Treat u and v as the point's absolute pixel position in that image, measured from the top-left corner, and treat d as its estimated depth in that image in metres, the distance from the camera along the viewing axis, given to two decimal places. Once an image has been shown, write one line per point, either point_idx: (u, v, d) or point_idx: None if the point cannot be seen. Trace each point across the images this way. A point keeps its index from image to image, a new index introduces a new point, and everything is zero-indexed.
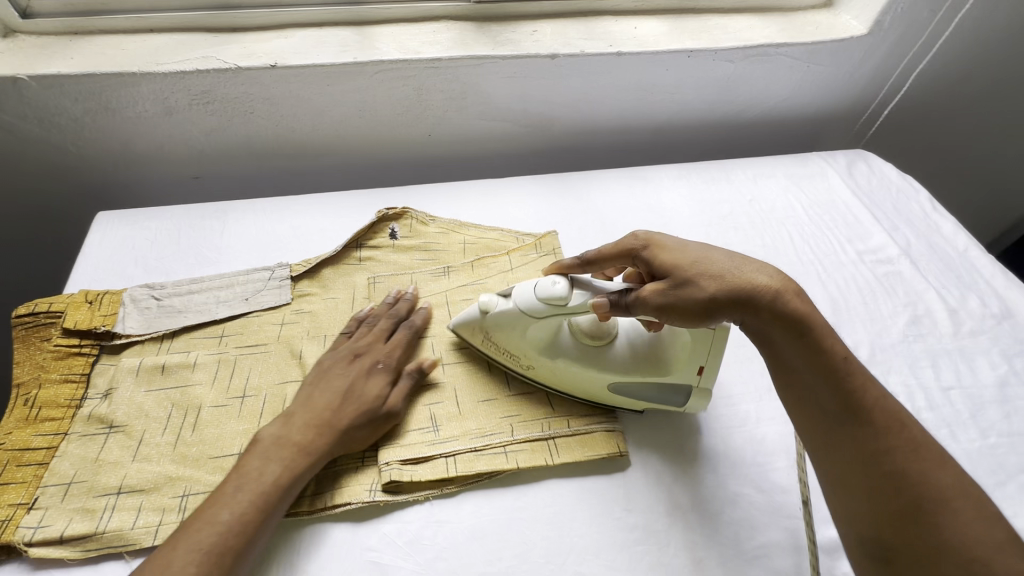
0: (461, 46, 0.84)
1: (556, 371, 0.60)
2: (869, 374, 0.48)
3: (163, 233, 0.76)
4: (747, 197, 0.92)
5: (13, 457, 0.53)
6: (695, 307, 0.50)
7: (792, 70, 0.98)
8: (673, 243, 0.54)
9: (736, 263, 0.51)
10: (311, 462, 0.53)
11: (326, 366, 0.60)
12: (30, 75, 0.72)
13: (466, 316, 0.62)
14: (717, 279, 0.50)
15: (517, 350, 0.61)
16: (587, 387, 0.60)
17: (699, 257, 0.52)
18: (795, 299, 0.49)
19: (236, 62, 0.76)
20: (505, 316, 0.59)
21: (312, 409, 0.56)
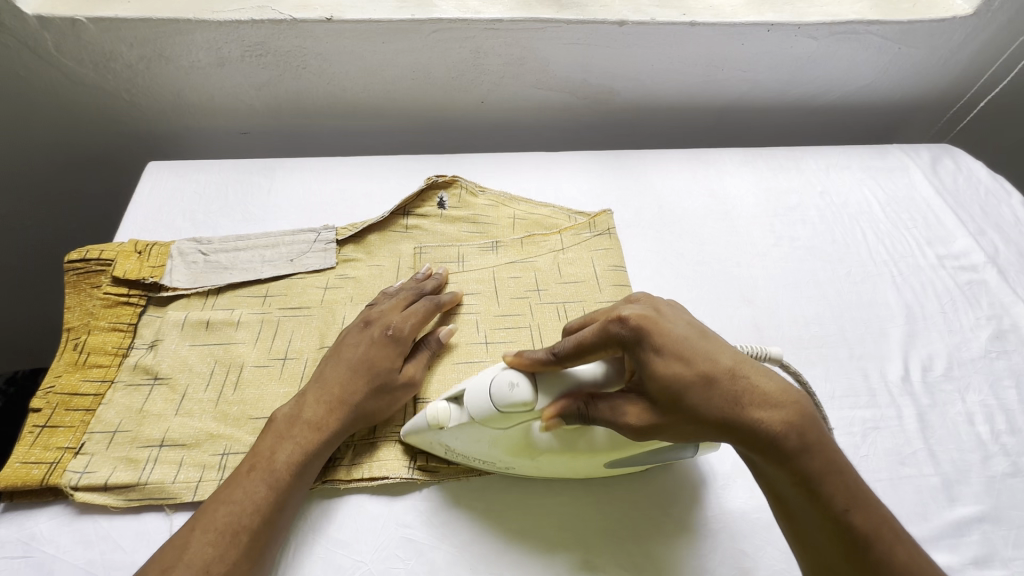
0: (524, 7, 0.79)
1: (541, 464, 0.51)
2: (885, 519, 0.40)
3: (212, 186, 0.75)
4: (818, 189, 0.86)
5: (62, 400, 0.53)
6: (682, 437, 0.43)
7: (881, 52, 0.90)
8: (669, 345, 0.42)
9: (739, 390, 0.41)
10: (324, 439, 0.51)
11: (339, 340, 0.58)
12: (88, 17, 0.71)
13: (418, 429, 0.52)
14: (714, 415, 0.41)
15: (485, 457, 0.51)
16: (580, 469, 0.51)
17: (694, 379, 0.41)
18: (805, 448, 0.40)
19: (292, 14, 0.73)
20: (463, 431, 0.50)
21: (323, 386, 0.54)
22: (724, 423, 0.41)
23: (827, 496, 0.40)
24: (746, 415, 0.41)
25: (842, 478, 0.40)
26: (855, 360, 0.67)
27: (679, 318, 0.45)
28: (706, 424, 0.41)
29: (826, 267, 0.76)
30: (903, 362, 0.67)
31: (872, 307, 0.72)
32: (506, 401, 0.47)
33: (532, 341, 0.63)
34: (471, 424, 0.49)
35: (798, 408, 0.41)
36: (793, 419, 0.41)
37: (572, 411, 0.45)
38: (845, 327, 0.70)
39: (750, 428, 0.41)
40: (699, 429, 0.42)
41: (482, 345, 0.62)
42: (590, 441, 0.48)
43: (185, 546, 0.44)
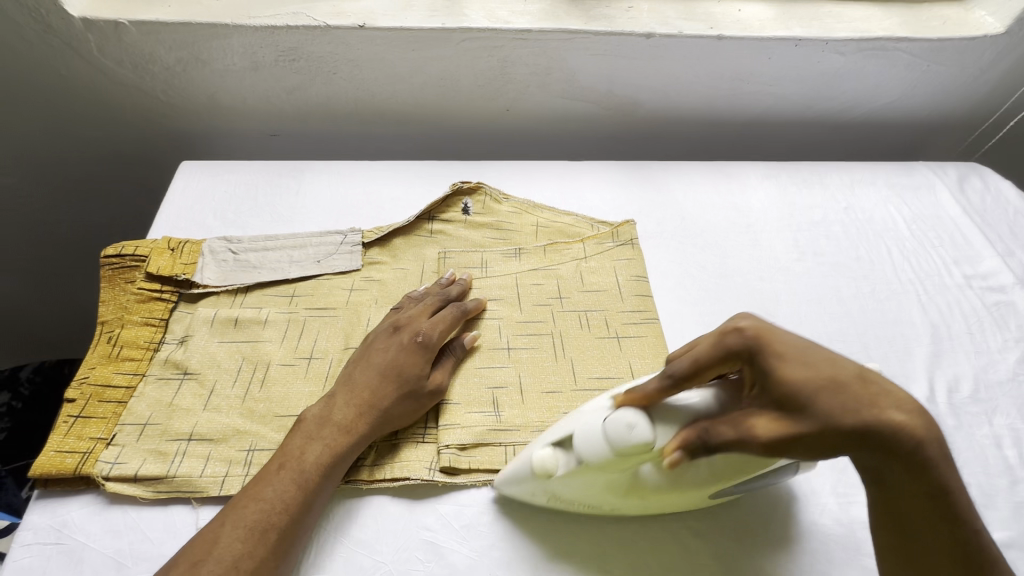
0: (552, 18, 0.80)
1: (648, 502, 0.49)
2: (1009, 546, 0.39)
3: (242, 187, 0.77)
4: (842, 205, 0.85)
5: (95, 392, 0.55)
6: (817, 452, 0.40)
7: (909, 69, 0.89)
8: (795, 348, 0.41)
9: (879, 397, 0.39)
10: (352, 442, 0.52)
11: (369, 343, 0.59)
12: (131, 20, 0.73)
13: (516, 473, 0.51)
14: (856, 424, 0.38)
15: (597, 501, 0.49)
16: (685, 501, 0.50)
17: (829, 385, 0.39)
18: (945, 465, 0.39)
19: (326, 20, 0.75)
20: (572, 478, 0.48)
21: (354, 390, 0.55)
22: (863, 432, 0.38)
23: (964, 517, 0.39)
24: (886, 421, 0.38)
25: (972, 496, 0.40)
26: None
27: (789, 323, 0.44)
28: (847, 434, 0.39)
29: (849, 284, 0.75)
30: (928, 382, 0.66)
31: (897, 325, 0.71)
32: (619, 443, 0.43)
33: (554, 349, 0.63)
34: (583, 470, 0.46)
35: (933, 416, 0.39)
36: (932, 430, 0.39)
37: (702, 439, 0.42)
38: (869, 345, 0.69)
39: (893, 436, 0.38)
40: (837, 438, 0.39)
41: (505, 351, 0.62)
42: (706, 475, 0.46)
43: (216, 540, 0.45)
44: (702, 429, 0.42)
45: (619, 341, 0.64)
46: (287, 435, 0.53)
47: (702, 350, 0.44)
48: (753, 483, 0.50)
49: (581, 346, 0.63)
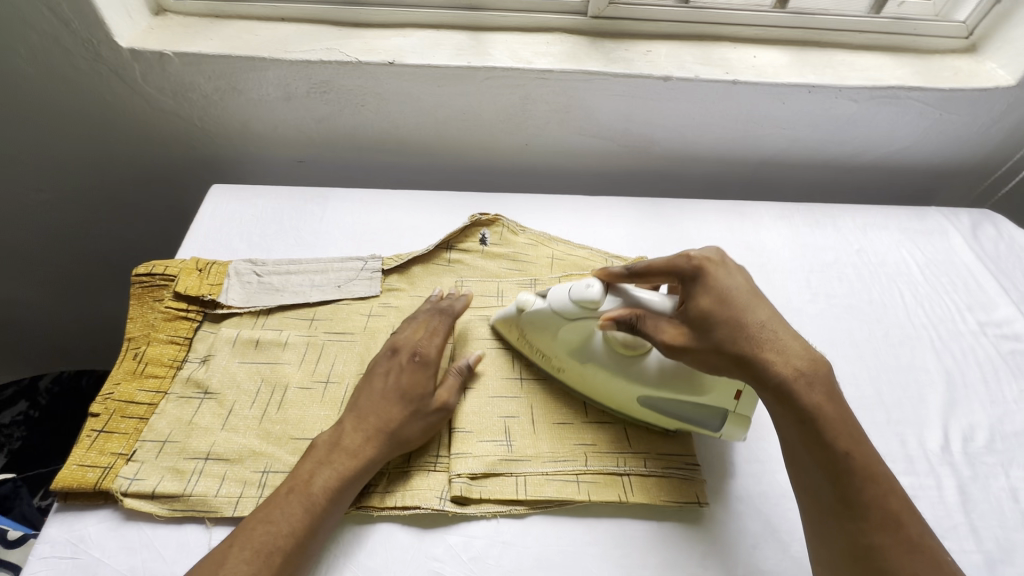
0: (573, 59, 0.83)
1: (586, 376, 0.60)
2: (871, 469, 0.46)
3: (268, 211, 0.79)
4: (855, 247, 0.86)
5: (118, 407, 0.56)
6: (703, 362, 0.52)
7: (921, 116, 0.91)
8: (716, 288, 0.54)
9: (760, 332, 0.51)
10: (359, 465, 0.52)
11: (372, 368, 0.59)
12: (175, 52, 0.77)
13: (505, 313, 0.65)
14: (735, 347, 0.51)
15: (549, 351, 0.61)
16: (616, 396, 0.59)
17: (725, 316, 0.52)
18: (809, 386, 0.49)
19: (358, 56, 0.79)
20: (542, 319, 0.61)
21: (361, 414, 0.55)
22: (741, 353, 0.51)
23: (823, 429, 0.47)
24: (763, 354, 0.50)
25: (839, 416, 0.48)
26: (892, 424, 0.66)
27: (737, 275, 0.55)
28: (727, 353, 0.51)
29: (862, 327, 0.76)
30: (942, 430, 0.65)
31: (911, 370, 0.71)
32: (581, 298, 0.57)
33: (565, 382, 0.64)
34: (549, 313, 0.60)
35: (815, 365, 0.50)
36: (807, 364, 0.50)
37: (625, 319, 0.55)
38: (883, 390, 0.69)
39: (765, 364, 0.50)
40: (724, 353, 0.51)
41: (517, 381, 0.64)
42: (640, 369, 0.57)
43: (225, 558, 0.45)
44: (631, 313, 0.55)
45: None
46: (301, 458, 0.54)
47: (656, 259, 0.58)
48: (678, 411, 0.58)
49: None
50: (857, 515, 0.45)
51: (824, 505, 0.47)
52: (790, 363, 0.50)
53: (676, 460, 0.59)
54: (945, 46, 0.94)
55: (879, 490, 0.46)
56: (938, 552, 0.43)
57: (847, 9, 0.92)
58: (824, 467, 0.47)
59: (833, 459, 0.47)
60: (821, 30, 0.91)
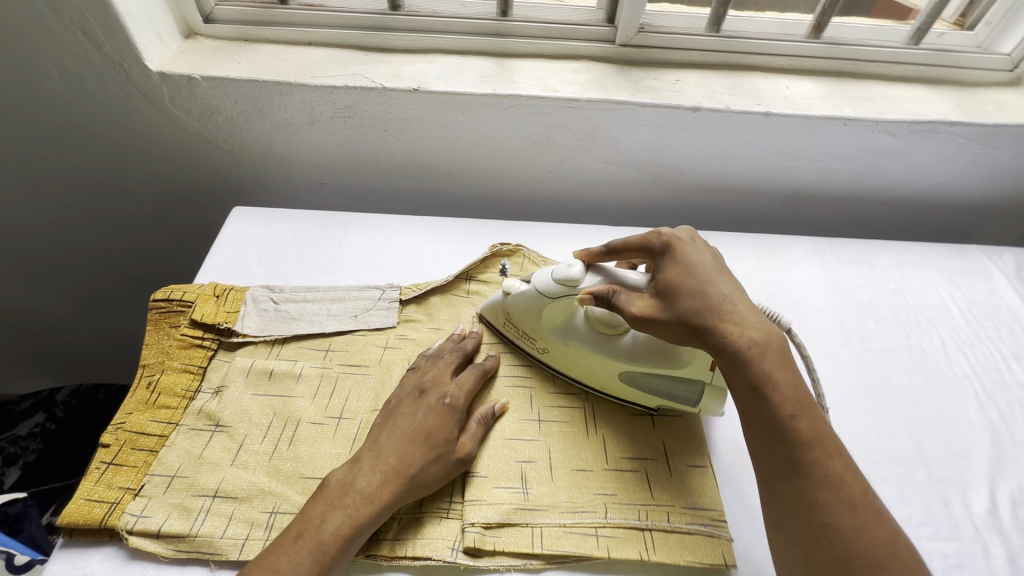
0: (600, 88, 0.82)
1: (567, 353, 0.63)
2: (819, 433, 0.49)
3: (288, 236, 0.79)
4: (890, 287, 0.82)
5: (129, 438, 0.55)
6: (668, 331, 0.54)
7: (962, 152, 0.87)
8: (681, 262, 0.56)
9: (721, 304, 0.53)
10: (374, 512, 0.50)
11: (393, 405, 0.58)
12: (203, 75, 0.77)
13: (491, 300, 0.68)
14: (698, 317, 0.52)
15: (535, 332, 0.65)
16: (596, 372, 0.62)
17: (689, 287, 0.54)
18: (763, 355, 0.50)
19: (383, 82, 0.78)
20: (525, 301, 0.64)
21: (380, 456, 0.53)
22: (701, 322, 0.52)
23: (776, 396, 0.49)
24: (721, 324, 0.52)
25: (789, 384, 0.50)
26: (933, 483, 0.62)
27: (704, 251, 0.57)
28: (690, 323, 0.52)
29: (900, 374, 0.72)
30: (990, 492, 0.61)
31: (953, 424, 0.67)
32: (564, 277, 0.59)
33: (585, 425, 0.62)
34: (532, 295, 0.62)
35: (771, 335, 0.52)
36: (764, 334, 0.52)
37: (600, 293, 0.56)
38: (923, 444, 0.65)
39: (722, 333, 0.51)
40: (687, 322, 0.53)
41: (535, 423, 0.61)
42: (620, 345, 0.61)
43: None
44: (607, 288, 0.56)
45: (652, 418, 0.63)
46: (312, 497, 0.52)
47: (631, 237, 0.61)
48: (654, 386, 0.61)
49: (612, 423, 0.62)
50: (804, 474, 0.47)
51: (778, 469, 0.49)
52: (747, 334, 0.51)
53: (701, 516, 0.55)
54: (988, 79, 0.90)
55: (821, 453, 0.48)
56: (876, 510, 0.46)
57: (884, 39, 0.89)
58: (774, 432, 0.49)
59: (782, 424, 0.49)
60: (857, 61, 0.89)
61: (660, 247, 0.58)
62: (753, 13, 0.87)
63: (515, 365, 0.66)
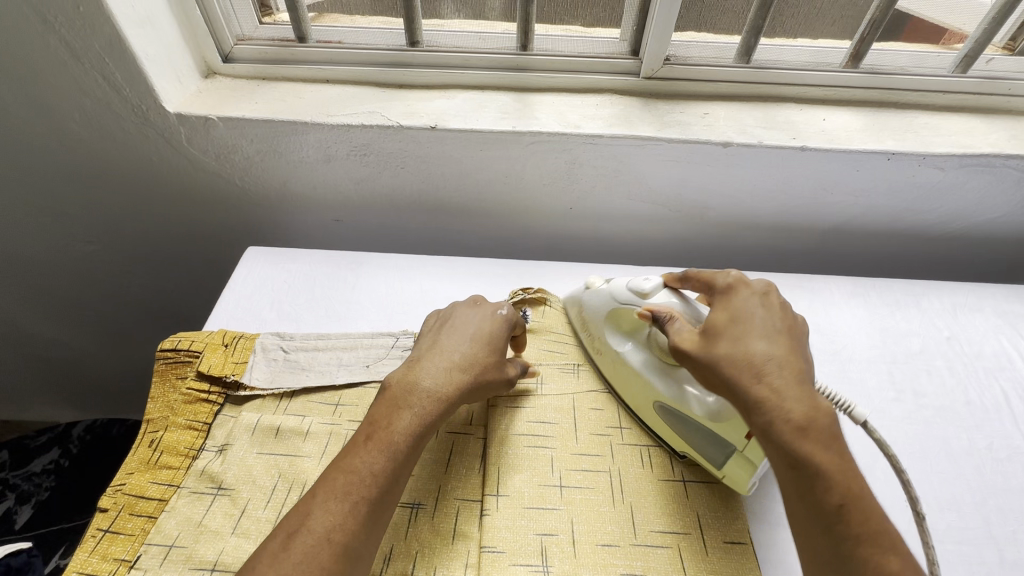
0: (624, 122, 0.78)
1: (617, 364, 0.64)
2: (872, 523, 0.42)
3: (302, 278, 0.77)
4: (944, 333, 0.76)
5: (128, 503, 0.53)
6: (703, 375, 0.52)
7: (1019, 186, 0.81)
8: (730, 309, 0.54)
9: (761, 363, 0.49)
10: (440, 407, 0.52)
11: (451, 319, 0.60)
12: (219, 116, 0.76)
13: (575, 292, 0.72)
14: (732, 372, 0.49)
15: (596, 332, 0.67)
16: (636, 394, 0.62)
17: (729, 340, 0.51)
18: (804, 434, 0.45)
19: (399, 120, 0.76)
20: (598, 296, 0.67)
21: (443, 358, 0.55)
22: (735, 374, 0.49)
23: (816, 475, 0.44)
24: (759, 385, 0.48)
25: (835, 469, 0.44)
26: (1006, 568, 0.55)
27: (761, 304, 0.54)
28: (723, 376, 0.50)
29: (960, 436, 0.65)
30: None
31: None
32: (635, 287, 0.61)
33: (610, 491, 0.57)
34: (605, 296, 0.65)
35: (821, 410, 0.46)
36: (810, 410, 0.46)
37: (657, 313, 0.58)
38: (993, 520, 0.58)
39: (757, 395, 0.47)
40: (724, 371, 0.50)
41: (556, 489, 0.57)
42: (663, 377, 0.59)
43: (308, 514, 0.43)
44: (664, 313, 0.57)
45: (685, 485, 0.58)
46: (355, 437, 0.49)
47: (703, 273, 0.61)
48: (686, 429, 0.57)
49: (641, 490, 0.57)
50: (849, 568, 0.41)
51: (824, 553, 0.43)
52: (789, 405, 0.46)
53: None
54: None
55: (873, 552, 0.41)
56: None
57: (927, 66, 0.84)
58: (815, 511, 0.43)
59: (825, 509, 0.43)
60: (899, 91, 0.83)
61: (722, 290, 0.57)
62: (786, 40, 0.83)
63: (534, 421, 0.62)
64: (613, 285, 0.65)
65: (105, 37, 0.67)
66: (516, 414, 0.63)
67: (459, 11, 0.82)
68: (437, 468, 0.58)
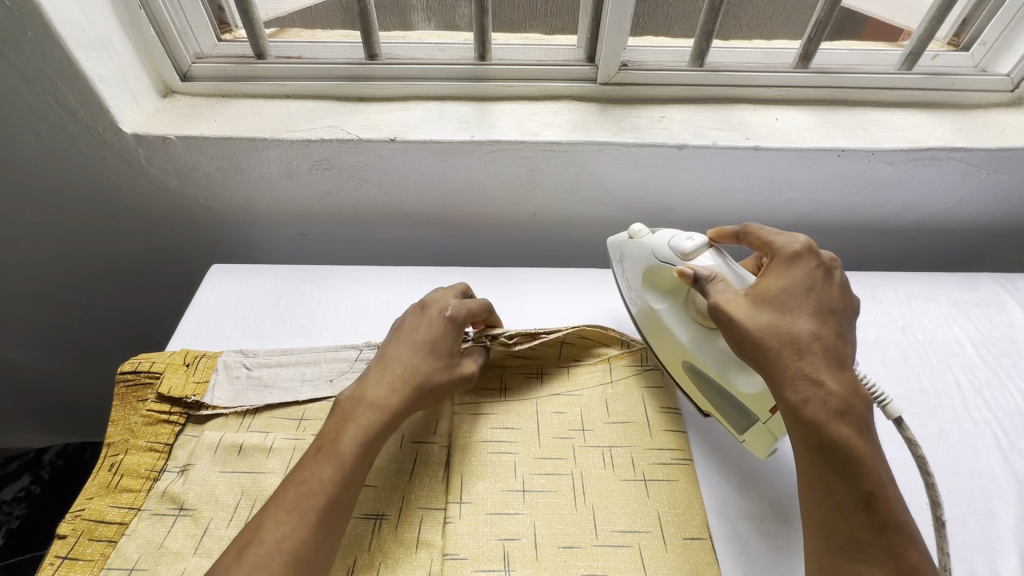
0: (581, 129, 0.79)
1: (655, 320, 0.65)
2: (889, 506, 0.46)
3: (266, 294, 0.77)
4: (898, 323, 0.78)
5: (86, 528, 0.52)
6: (744, 344, 0.53)
7: (966, 178, 0.83)
8: (789, 282, 0.54)
9: (806, 343, 0.50)
10: (385, 419, 0.54)
11: (403, 329, 0.62)
12: (177, 135, 0.76)
13: (617, 239, 0.71)
14: (778, 347, 0.51)
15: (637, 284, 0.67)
16: (670, 352, 0.64)
17: (779, 313, 0.52)
18: (841, 416, 0.48)
19: (359, 133, 0.77)
20: (640, 248, 0.66)
21: (387, 370, 0.57)
22: (781, 351, 0.51)
23: (844, 454, 0.47)
24: (802, 362, 0.50)
25: (868, 452, 0.47)
26: (955, 549, 0.57)
27: (820, 282, 0.55)
28: (768, 348, 0.51)
29: (914, 423, 0.67)
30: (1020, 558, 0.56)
31: (976, 478, 0.62)
32: (678, 247, 0.61)
33: (573, 493, 0.58)
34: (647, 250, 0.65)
35: (855, 396, 0.49)
36: (849, 394, 0.49)
37: (698, 272, 0.58)
38: (944, 504, 0.60)
39: (800, 372, 0.50)
40: (769, 345, 0.51)
41: (519, 494, 0.58)
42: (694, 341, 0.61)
43: (260, 527, 0.46)
44: (705, 272, 0.57)
45: (646, 484, 0.59)
46: (308, 452, 0.52)
47: (761, 236, 0.60)
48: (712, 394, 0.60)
49: (604, 490, 0.58)
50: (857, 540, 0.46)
51: (834, 527, 0.47)
52: (828, 386, 0.49)
53: None
54: (989, 99, 0.87)
55: (889, 536, 0.45)
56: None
57: (875, 64, 0.87)
58: (833, 486, 0.47)
59: (846, 486, 0.47)
60: (848, 89, 0.86)
61: (781, 258, 0.56)
62: (739, 43, 0.85)
63: (498, 427, 0.63)
64: (655, 240, 0.64)
65: (55, 60, 0.67)
66: (479, 421, 0.63)
67: (430, 20, 0.83)
68: (401, 478, 0.58)
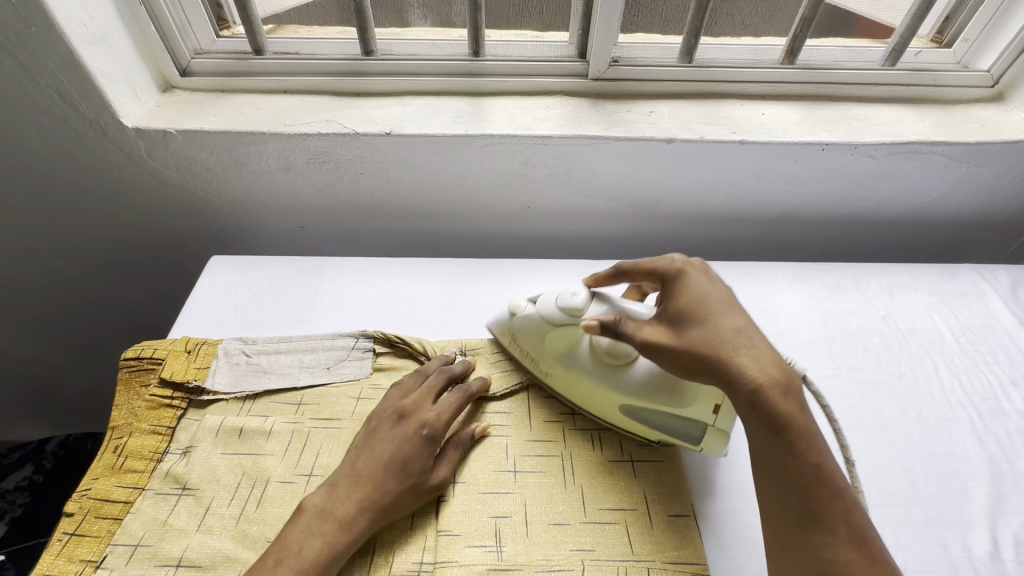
0: (573, 123, 0.81)
1: (571, 381, 0.63)
2: (839, 480, 0.48)
3: (265, 285, 0.79)
4: (880, 312, 0.80)
5: (93, 506, 0.54)
6: (681, 365, 0.54)
7: (947, 171, 0.86)
8: (692, 292, 0.58)
9: (733, 339, 0.53)
10: (349, 539, 0.51)
11: (372, 429, 0.58)
12: (178, 129, 0.77)
13: (500, 319, 0.70)
14: (711, 350, 0.53)
15: (535, 353, 0.66)
16: (601, 406, 0.62)
17: (699, 321, 0.55)
18: (782, 400, 0.50)
19: (356, 127, 0.79)
20: (529, 319, 0.66)
21: (356, 477, 0.54)
22: (717, 358, 0.52)
23: (793, 439, 0.49)
24: (737, 359, 0.52)
25: (811, 427, 0.50)
26: (929, 526, 0.59)
27: (716, 284, 0.59)
28: (703, 357, 0.53)
29: (893, 407, 0.69)
30: (990, 534, 0.58)
31: (950, 459, 0.64)
32: (567, 303, 0.62)
33: (562, 474, 0.60)
34: (537, 318, 0.65)
35: (788, 376, 0.52)
36: (784, 373, 0.51)
37: (602, 320, 0.58)
38: (919, 484, 0.62)
39: (737, 370, 0.51)
40: (701, 357, 0.53)
41: (511, 474, 0.60)
42: (625, 381, 0.60)
43: None
44: (609, 318, 0.58)
45: (633, 465, 0.61)
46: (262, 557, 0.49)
47: (643, 264, 0.64)
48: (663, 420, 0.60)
49: (593, 471, 0.60)
50: (818, 522, 0.47)
51: (797, 517, 0.48)
52: (764, 374, 0.51)
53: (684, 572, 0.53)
54: (969, 94, 0.89)
55: (849, 508, 0.47)
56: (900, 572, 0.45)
57: (860, 60, 0.89)
58: (792, 476, 0.48)
59: (803, 473, 0.48)
60: (834, 84, 0.88)
61: (674, 275, 0.61)
62: (726, 40, 0.87)
63: (491, 412, 0.65)
64: (540, 304, 0.65)
65: (58, 55, 0.69)
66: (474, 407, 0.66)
67: (426, 18, 0.85)
68: None
